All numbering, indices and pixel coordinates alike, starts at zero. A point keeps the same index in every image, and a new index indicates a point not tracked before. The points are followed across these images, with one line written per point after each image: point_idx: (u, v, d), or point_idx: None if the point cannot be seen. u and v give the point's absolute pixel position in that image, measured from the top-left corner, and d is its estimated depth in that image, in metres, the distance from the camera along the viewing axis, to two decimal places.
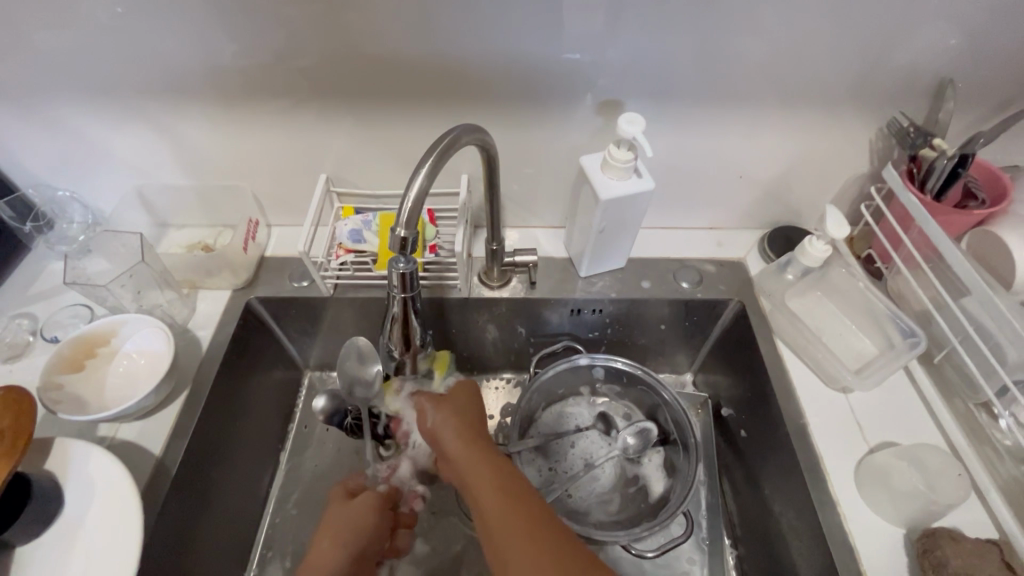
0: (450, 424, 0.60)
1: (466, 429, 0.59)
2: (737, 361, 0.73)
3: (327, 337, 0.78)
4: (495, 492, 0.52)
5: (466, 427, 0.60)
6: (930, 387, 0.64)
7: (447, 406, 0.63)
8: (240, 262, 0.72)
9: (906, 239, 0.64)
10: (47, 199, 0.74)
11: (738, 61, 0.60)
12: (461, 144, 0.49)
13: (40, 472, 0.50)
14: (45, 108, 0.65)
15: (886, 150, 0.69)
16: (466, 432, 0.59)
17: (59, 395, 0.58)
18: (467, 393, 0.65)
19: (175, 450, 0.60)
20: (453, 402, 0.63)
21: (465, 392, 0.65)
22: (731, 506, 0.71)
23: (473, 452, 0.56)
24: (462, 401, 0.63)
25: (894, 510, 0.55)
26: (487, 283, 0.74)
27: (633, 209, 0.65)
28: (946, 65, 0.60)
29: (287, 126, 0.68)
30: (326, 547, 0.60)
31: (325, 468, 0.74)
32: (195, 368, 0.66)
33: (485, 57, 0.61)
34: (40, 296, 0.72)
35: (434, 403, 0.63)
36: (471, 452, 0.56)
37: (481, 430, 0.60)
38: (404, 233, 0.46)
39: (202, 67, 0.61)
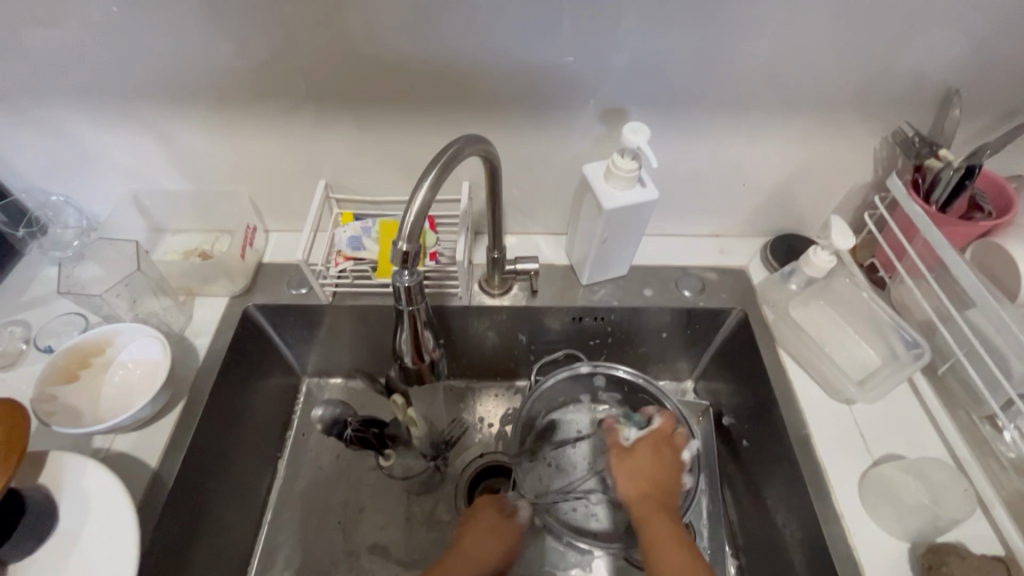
0: (643, 484, 0.61)
1: (653, 486, 0.61)
2: (740, 370, 0.73)
3: (325, 344, 0.78)
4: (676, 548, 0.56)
5: (665, 491, 0.61)
6: (934, 399, 0.64)
7: (633, 462, 0.63)
8: (238, 269, 0.71)
9: (910, 250, 0.64)
10: (41, 203, 0.73)
11: (742, 68, 0.60)
12: (464, 155, 0.48)
13: (34, 486, 0.49)
14: (38, 111, 0.64)
15: (891, 158, 0.69)
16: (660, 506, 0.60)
17: (53, 406, 0.57)
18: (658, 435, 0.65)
19: (172, 461, 0.59)
20: (651, 456, 0.64)
21: (655, 448, 0.65)
22: (732, 516, 0.71)
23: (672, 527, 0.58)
24: (655, 462, 0.63)
25: (899, 525, 0.54)
26: (488, 291, 0.74)
27: (637, 217, 0.64)
28: (951, 75, 0.60)
29: (285, 130, 0.67)
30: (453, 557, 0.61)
31: (325, 477, 0.74)
32: (192, 377, 0.65)
33: (487, 63, 0.60)
34: (33, 302, 0.71)
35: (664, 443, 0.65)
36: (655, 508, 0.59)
37: (667, 492, 0.61)
38: (406, 246, 0.45)
39: (199, 71, 0.60)
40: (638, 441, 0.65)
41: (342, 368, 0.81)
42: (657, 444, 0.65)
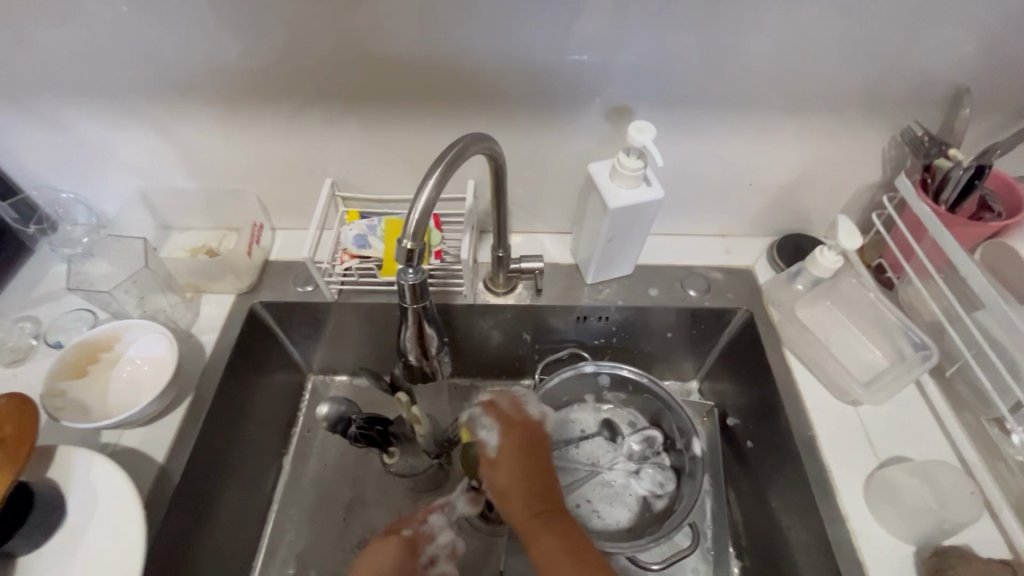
0: (514, 459, 0.58)
1: (529, 463, 0.58)
2: (745, 370, 0.72)
3: (330, 342, 0.78)
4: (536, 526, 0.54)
5: (529, 470, 0.58)
6: (942, 401, 0.63)
7: (513, 430, 0.61)
8: (244, 266, 0.72)
9: (919, 250, 0.63)
10: (51, 200, 0.74)
11: (749, 67, 0.60)
12: (469, 154, 0.48)
13: (43, 480, 0.50)
14: (48, 109, 0.65)
15: (900, 158, 0.68)
16: (529, 477, 0.57)
17: (62, 402, 0.58)
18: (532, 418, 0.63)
19: (178, 457, 0.59)
20: (514, 429, 0.61)
21: (529, 422, 0.62)
22: (736, 516, 0.71)
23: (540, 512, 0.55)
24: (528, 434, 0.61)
25: (905, 528, 0.54)
26: (492, 290, 0.74)
27: (642, 216, 0.64)
28: (961, 73, 0.59)
29: (291, 128, 0.67)
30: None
31: (329, 474, 0.74)
32: (199, 374, 0.66)
33: (492, 62, 0.60)
34: (44, 299, 0.72)
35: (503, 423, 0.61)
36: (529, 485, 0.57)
37: (535, 470, 0.58)
38: (411, 245, 0.45)
39: (207, 70, 0.61)
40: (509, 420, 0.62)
41: (346, 366, 0.81)
42: (508, 423, 0.61)
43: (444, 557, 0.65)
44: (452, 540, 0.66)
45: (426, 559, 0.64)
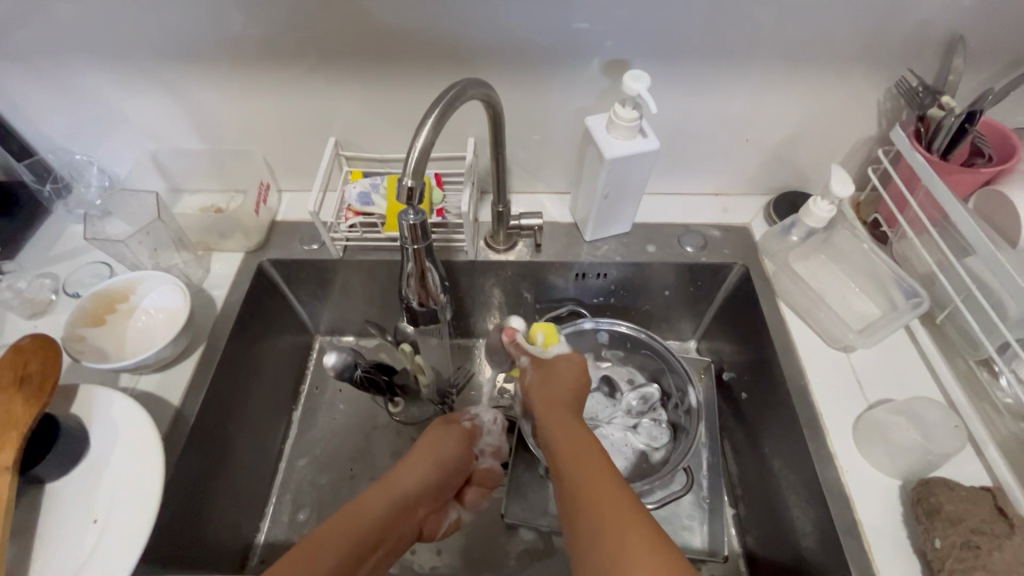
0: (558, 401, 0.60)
1: (560, 399, 0.61)
2: (740, 325, 0.74)
3: (337, 300, 0.80)
4: (575, 438, 0.54)
5: (567, 407, 0.59)
6: (933, 347, 0.64)
7: (551, 381, 0.63)
8: (252, 224, 0.74)
9: (912, 201, 0.64)
10: (65, 162, 0.77)
11: (743, 21, 0.60)
12: (466, 97, 0.49)
13: (68, 415, 0.53)
14: (59, 70, 0.66)
15: (895, 111, 0.69)
16: (569, 412, 0.58)
17: (82, 345, 0.61)
18: (571, 366, 0.65)
19: (193, 401, 0.62)
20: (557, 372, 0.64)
21: (568, 364, 0.66)
22: (732, 467, 0.73)
23: (585, 435, 0.54)
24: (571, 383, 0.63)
25: (890, 462, 0.56)
26: (493, 247, 0.75)
27: (638, 169, 0.65)
28: (957, 23, 0.59)
29: (294, 89, 0.69)
30: (416, 461, 0.60)
31: (337, 427, 0.77)
32: (211, 325, 0.68)
33: (489, 18, 0.61)
34: (62, 256, 0.74)
35: (534, 363, 0.66)
36: (562, 415, 0.58)
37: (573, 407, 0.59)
38: (412, 183, 0.47)
39: (210, 32, 0.62)
40: (555, 364, 0.65)
41: (353, 325, 0.84)
42: (539, 361, 0.66)
43: (489, 453, 0.70)
44: (500, 441, 0.72)
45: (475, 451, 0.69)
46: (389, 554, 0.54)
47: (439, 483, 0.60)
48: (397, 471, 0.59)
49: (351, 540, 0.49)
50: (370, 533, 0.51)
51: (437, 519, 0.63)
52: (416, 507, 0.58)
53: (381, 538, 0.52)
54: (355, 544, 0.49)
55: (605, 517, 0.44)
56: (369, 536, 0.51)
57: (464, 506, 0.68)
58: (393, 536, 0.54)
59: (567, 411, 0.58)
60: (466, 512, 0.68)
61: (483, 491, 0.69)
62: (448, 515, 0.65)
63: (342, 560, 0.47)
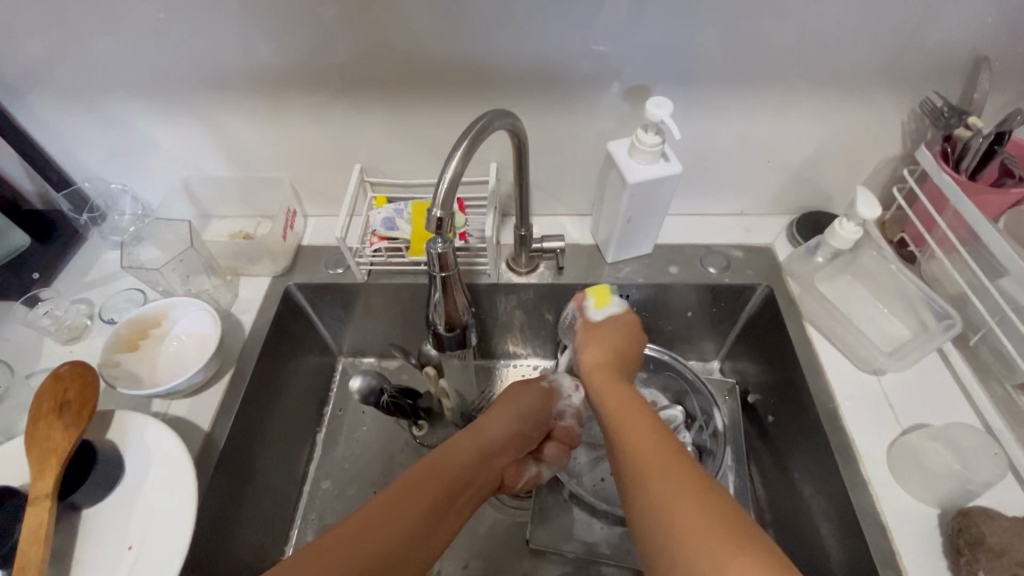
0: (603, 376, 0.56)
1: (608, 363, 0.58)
2: (765, 346, 0.73)
3: (361, 322, 0.81)
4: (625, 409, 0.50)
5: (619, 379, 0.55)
6: (966, 370, 0.63)
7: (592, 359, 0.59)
8: (279, 249, 0.75)
9: (940, 221, 0.64)
10: (101, 191, 0.79)
11: (763, 45, 0.61)
12: (493, 128, 0.50)
13: (103, 440, 0.54)
14: (99, 104, 0.69)
15: (919, 131, 0.69)
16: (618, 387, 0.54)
17: (117, 371, 0.62)
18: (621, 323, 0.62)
19: (223, 425, 0.63)
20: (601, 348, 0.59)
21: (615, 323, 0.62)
22: (760, 492, 0.71)
23: (637, 407, 0.50)
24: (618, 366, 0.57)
25: (927, 489, 0.54)
26: (515, 269, 0.76)
27: (661, 192, 0.65)
28: (981, 44, 0.59)
29: (321, 118, 0.71)
30: (497, 411, 0.58)
31: (362, 448, 0.77)
32: (239, 348, 0.69)
33: (512, 46, 0.62)
34: (97, 283, 0.76)
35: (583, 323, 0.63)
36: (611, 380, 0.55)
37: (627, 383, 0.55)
38: (441, 213, 0.48)
39: (242, 65, 0.64)
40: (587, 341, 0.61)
41: (376, 346, 0.85)
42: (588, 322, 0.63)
43: (574, 413, 0.65)
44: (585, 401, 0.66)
45: (557, 410, 0.64)
46: (471, 507, 0.51)
47: (520, 436, 0.58)
48: (479, 423, 0.57)
49: (436, 489, 0.47)
50: (456, 476, 0.49)
51: (519, 472, 0.59)
52: (498, 458, 0.55)
53: (466, 483, 0.50)
54: (441, 492, 0.47)
55: (666, 490, 0.41)
56: (454, 485, 0.49)
57: (545, 463, 0.63)
58: (476, 486, 0.52)
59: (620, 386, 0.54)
60: (548, 470, 0.63)
61: (565, 451, 0.64)
62: (527, 471, 0.60)
63: (429, 502, 0.46)
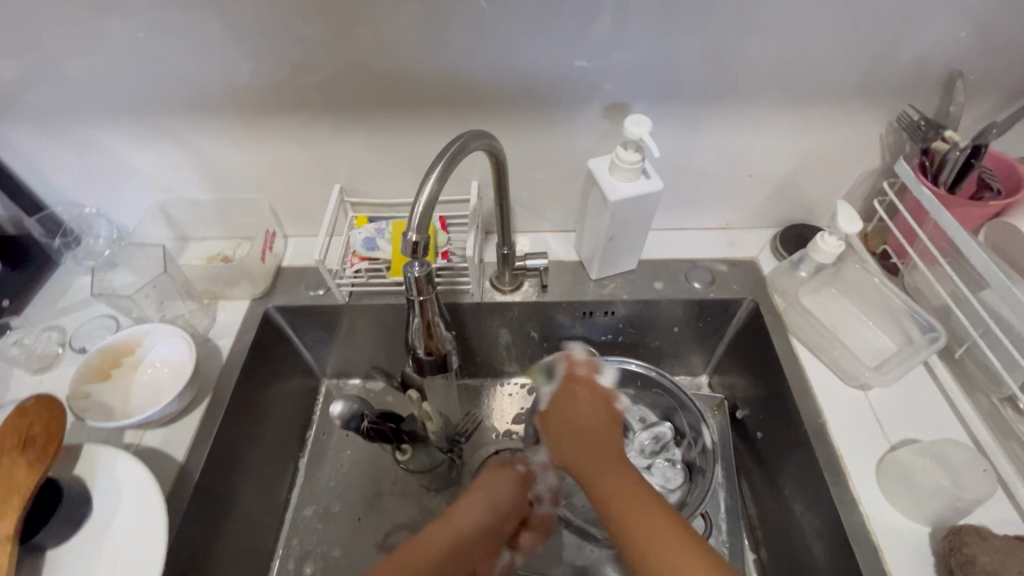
0: (580, 443, 0.54)
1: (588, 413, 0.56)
2: (752, 361, 0.73)
3: (343, 344, 0.80)
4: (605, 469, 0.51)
5: (598, 432, 0.55)
6: (952, 383, 0.63)
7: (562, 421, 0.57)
8: (258, 272, 0.74)
9: (921, 233, 0.64)
10: (75, 215, 0.77)
11: (740, 61, 0.61)
12: (469, 150, 0.50)
13: (70, 477, 0.52)
14: (71, 128, 0.68)
15: (898, 144, 0.69)
16: (596, 451, 0.53)
17: (87, 403, 0.60)
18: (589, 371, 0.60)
19: (198, 455, 0.61)
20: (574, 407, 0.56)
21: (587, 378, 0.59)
22: (751, 509, 0.70)
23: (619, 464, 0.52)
24: (596, 418, 0.55)
25: (917, 507, 0.54)
26: (499, 288, 0.75)
27: (643, 209, 0.65)
28: (955, 58, 0.60)
29: (300, 138, 0.70)
30: (471, 500, 0.57)
31: (346, 473, 0.75)
32: (216, 375, 0.68)
33: (490, 65, 0.62)
34: (70, 309, 0.75)
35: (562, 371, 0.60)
36: (589, 435, 0.54)
37: (612, 450, 0.54)
38: (416, 237, 0.47)
39: (217, 86, 0.64)
40: (564, 394, 0.58)
41: (360, 368, 0.83)
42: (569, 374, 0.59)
43: (548, 499, 0.65)
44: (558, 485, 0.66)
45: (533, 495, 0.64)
46: None
47: (491, 528, 0.58)
48: (453, 508, 0.57)
49: None
50: (428, 575, 0.51)
51: (489, 561, 0.59)
52: (470, 549, 0.55)
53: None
54: None
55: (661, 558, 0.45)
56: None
57: (518, 550, 0.63)
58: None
59: (602, 446, 0.54)
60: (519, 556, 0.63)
61: (539, 536, 0.64)
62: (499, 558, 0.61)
63: None
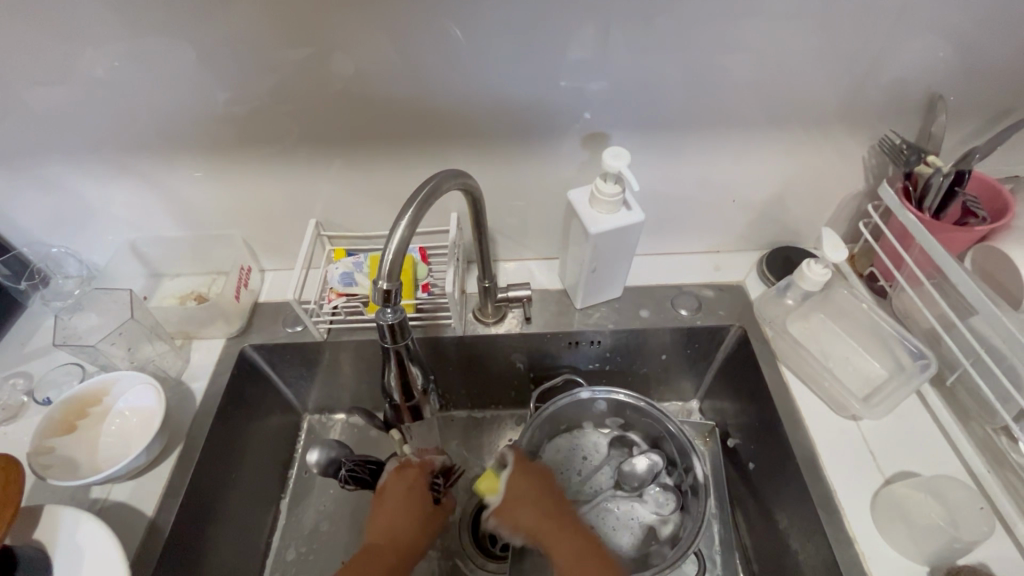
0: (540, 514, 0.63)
1: (539, 501, 0.64)
2: (743, 387, 0.71)
3: (324, 381, 0.78)
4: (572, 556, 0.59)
5: (551, 519, 0.62)
6: (945, 411, 0.62)
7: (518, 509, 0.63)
8: (233, 310, 0.72)
9: (907, 258, 0.63)
10: (42, 256, 0.75)
11: (718, 89, 0.60)
12: (443, 190, 0.48)
13: (29, 542, 0.49)
14: (34, 170, 0.66)
15: (881, 167, 0.68)
16: (552, 523, 0.62)
17: (49, 459, 0.58)
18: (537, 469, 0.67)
19: (169, 508, 0.59)
20: (513, 487, 0.64)
21: (521, 470, 0.66)
22: (746, 540, 0.68)
23: (576, 540, 0.61)
24: (529, 490, 0.64)
25: (914, 545, 0.52)
26: (482, 320, 0.73)
27: (625, 239, 0.63)
28: (934, 82, 0.59)
29: (273, 173, 0.68)
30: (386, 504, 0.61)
31: (327, 515, 0.72)
32: (189, 422, 0.65)
33: (464, 97, 0.60)
34: (35, 354, 0.72)
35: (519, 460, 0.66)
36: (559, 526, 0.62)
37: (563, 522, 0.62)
38: (388, 284, 0.45)
39: (185, 123, 0.62)
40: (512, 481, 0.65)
41: (343, 404, 0.81)
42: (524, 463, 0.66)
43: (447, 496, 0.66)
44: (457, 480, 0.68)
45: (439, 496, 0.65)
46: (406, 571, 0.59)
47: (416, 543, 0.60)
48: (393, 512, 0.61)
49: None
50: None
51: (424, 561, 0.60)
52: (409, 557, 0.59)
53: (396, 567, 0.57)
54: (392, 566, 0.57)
55: None
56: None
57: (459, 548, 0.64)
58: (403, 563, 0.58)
59: (552, 523, 0.62)
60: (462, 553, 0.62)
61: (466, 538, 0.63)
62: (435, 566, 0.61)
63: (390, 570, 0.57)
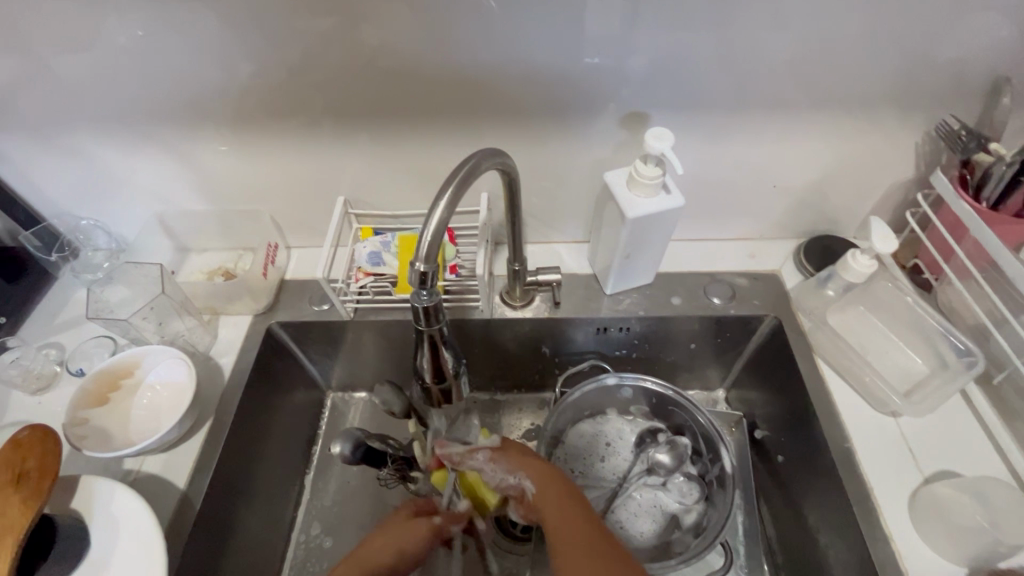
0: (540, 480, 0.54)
1: (540, 469, 0.55)
2: (774, 378, 0.69)
3: (349, 360, 0.77)
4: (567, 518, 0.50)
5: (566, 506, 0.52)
6: (990, 411, 0.60)
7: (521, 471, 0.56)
8: (260, 287, 0.72)
9: (958, 250, 0.60)
10: (71, 227, 0.75)
11: (766, 69, 0.57)
12: (481, 169, 0.46)
13: (66, 511, 0.50)
14: (62, 140, 0.65)
15: (934, 153, 0.65)
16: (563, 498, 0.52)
17: (83, 429, 0.59)
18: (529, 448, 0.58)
19: (199, 482, 0.59)
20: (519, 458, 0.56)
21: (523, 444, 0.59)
22: (770, 532, 0.67)
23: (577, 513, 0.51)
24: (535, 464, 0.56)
25: (953, 547, 0.51)
26: (510, 303, 0.72)
27: (662, 224, 0.61)
28: (1000, 64, 0.56)
29: (301, 148, 0.67)
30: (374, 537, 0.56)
31: (351, 492, 0.73)
32: (218, 397, 0.66)
33: (499, 71, 0.58)
34: (67, 326, 0.73)
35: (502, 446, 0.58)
36: (564, 509, 0.51)
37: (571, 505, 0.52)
38: (424, 267, 0.44)
39: (212, 95, 0.61)
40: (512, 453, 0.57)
41: (367, 382, 0.81)
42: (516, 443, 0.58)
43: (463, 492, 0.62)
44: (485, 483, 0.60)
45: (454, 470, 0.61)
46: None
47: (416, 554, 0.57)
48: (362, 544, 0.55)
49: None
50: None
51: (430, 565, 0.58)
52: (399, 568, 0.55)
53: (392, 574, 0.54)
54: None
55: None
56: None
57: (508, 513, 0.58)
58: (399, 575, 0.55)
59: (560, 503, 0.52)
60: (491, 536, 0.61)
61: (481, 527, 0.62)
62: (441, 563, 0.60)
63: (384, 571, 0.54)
